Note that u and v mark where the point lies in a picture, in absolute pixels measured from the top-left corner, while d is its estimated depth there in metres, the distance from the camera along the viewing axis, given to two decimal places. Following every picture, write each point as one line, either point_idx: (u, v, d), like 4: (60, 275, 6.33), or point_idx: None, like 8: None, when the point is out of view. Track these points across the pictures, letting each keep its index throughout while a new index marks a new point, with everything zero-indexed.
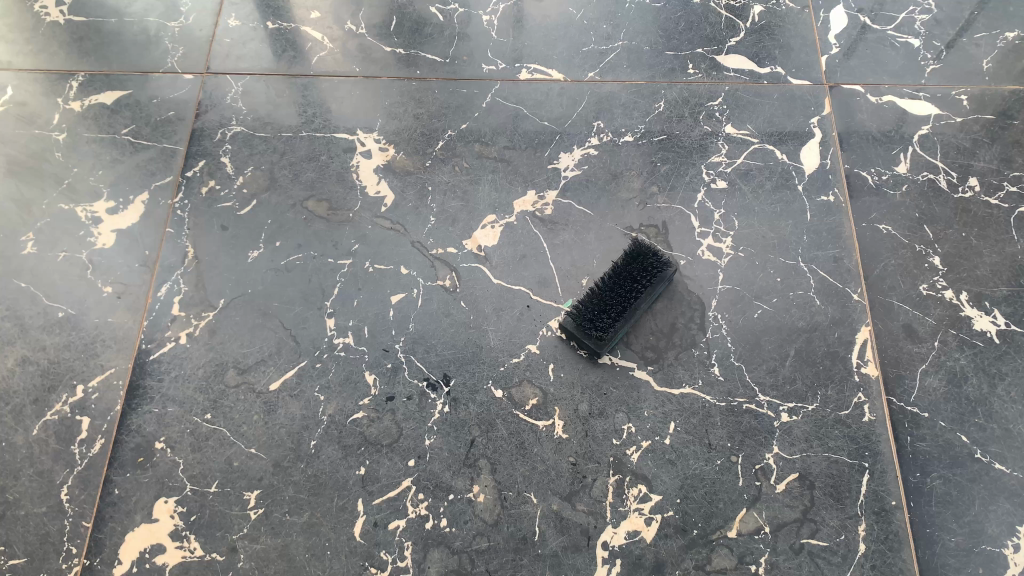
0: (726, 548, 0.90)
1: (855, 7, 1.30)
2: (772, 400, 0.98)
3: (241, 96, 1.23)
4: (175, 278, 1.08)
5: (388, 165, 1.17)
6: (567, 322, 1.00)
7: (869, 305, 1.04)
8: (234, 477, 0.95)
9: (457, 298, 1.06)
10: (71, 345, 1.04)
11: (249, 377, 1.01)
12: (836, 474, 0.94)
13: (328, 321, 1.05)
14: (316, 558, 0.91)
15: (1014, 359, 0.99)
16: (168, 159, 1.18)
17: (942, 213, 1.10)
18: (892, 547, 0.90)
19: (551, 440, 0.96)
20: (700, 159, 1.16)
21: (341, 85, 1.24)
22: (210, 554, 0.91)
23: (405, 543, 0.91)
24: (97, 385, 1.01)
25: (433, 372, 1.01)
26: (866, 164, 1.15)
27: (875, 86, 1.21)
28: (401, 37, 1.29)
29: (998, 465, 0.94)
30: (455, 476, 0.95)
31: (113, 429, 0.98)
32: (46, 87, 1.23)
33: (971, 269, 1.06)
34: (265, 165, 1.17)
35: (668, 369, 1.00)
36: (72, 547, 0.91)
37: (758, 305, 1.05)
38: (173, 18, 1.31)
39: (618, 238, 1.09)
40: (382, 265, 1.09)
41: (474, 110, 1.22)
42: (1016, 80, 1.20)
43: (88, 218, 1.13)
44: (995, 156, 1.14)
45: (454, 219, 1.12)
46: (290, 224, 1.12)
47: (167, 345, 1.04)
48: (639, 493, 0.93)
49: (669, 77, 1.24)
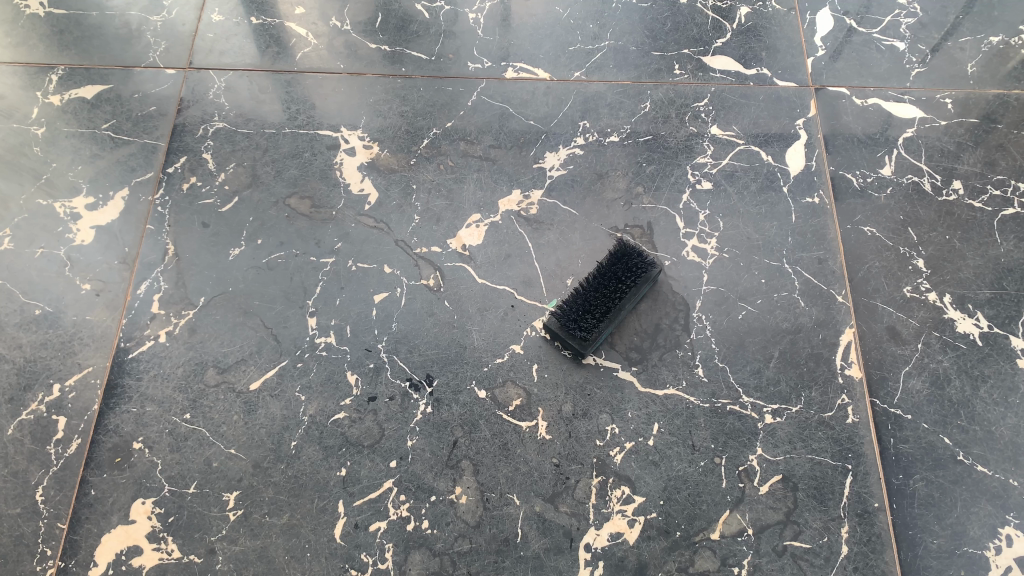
0: (709, 550, 0.90)
1: (841, 9, 1.30)
2: (756, 401, 0.98)
3: (224, 92, 1.22)
4: (155, 276, 1.06)
5: (373, 163, 1.16)
6: (551, 322, 0.99)
7: (854, 307, 1.04)
8: (213, 478, 0.94)
9: (441, 298, 1.05)
10: (47, 343, 1.02)
11: (229, 377, 1.00)
12: (819, 476, 0.94)
13: (310, 320, 1.04)
14: (295, 560, 0.89)
15: (997, 361, 1.00)
16: (149, 155, 1.16)
17: (926, 215, 1.10)
18: (874, 549, 0.89)
19: (535, 441, 0.96)
20: (685, 160, 1.16)
21: (325, 82, 1.23)
22: (188, 557, 0.89)
23: (386, 545, 0.90)
24: (73, 384, 0.99)
25: (416, 372, 1.00)
26: (851, 166, 1.15)
27: (861, 88, 1.22)
28: (387, 34, 1.28)
29: (979, 467, 0.94)
30: (437, 477, 0.94)
31: (89, 428, 0.96)
32: (25, 80, 1.22)
33: (955, 272, 1.06)
34: (247, 162, 1.16)
35: (652, 370, 1.00)
36: (47, 549, 0.90)
37: (743, 306, 1.04)
38: (155, 12, 1.29)
39: (603, 238, 1.09)
40: (365, 264, 1.08)
41: (459, 108, 1.21)
42: (1000, 84, 1.21)
43: (67, 214, 1.11)
44: (979, 159, 1.15)
45: (438, 218, 1.11)
46: (273, 222, 1.11)
47: (146, 344, 1.02)
48: (622, 494, 0.93)
49: (655, 77, 1.24)
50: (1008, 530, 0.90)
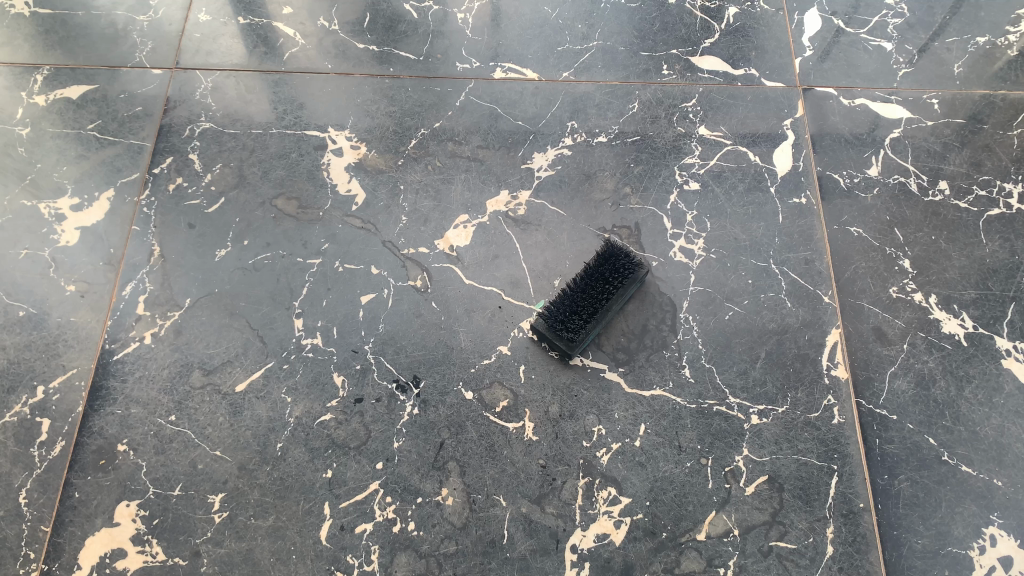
0: (695, 551, 0.90)
1: (829, 9, 1.30)
2: (743, 402, 0.98)
3: (211, 92, 1.21)
4: (140, 277, 1.06)
5: (360, 164, 1.16)
6: (539, 323, 0.99)
7: (840, 308, 1.04)
8: (198, 480, 0.93)
9: (428, 299, 1.05)
10: (31, 345, 1.02)
11: (214, 378, 1.00)
12: (805, 476, 0.94)
13: (296, 322, 1.03)
14: (281, 562, 0.89)
15: (982, 361, 1.00)
16: (135, 155, 1.16)
17: (912, 216, 1.11)
18: (859, 550, 0.90)
19: (521, 443, 0.96)
20: (674, 161, 1.16)
21: (314, 82, 1.23)
22: (172, 559, 0.89)
23: (372, 547, 0.90)
24: (58, 386, 0.99)
25: (403, 374, 1.00)
26: (838, 166, 1.15)
27: (848, 89, 1.22)
28: (375, 34, 1.28)
29: (964, 467, 0.94)
30: (424, 479, 0.93)
31: (74, 431, 0.96)
32: (10, 80, 1.21)
33: (941, 272, 1.06)
34: (234, 162, 1.15)
35: (638, 371, 1.00)
36: (31, 552, 0.90)
37: (729, 307, 1.04)
38: (141, 12, 1.28)
39: (590, 239, 1.09)
40: (353, 265, 1.07)
41: (448, 108, 1.21)
42: (987, 85, 1.21)
43: (52, 215, 1.11)
44: (965, 159, 1.15)
45: (426, 218, 1.11)
46: (259, 223, 1.10)
47: (131, 345, 1.01)
48: (609, 495, 0.93)
49: (643, 78, 1.24)
50: (992, 531, 0.90)
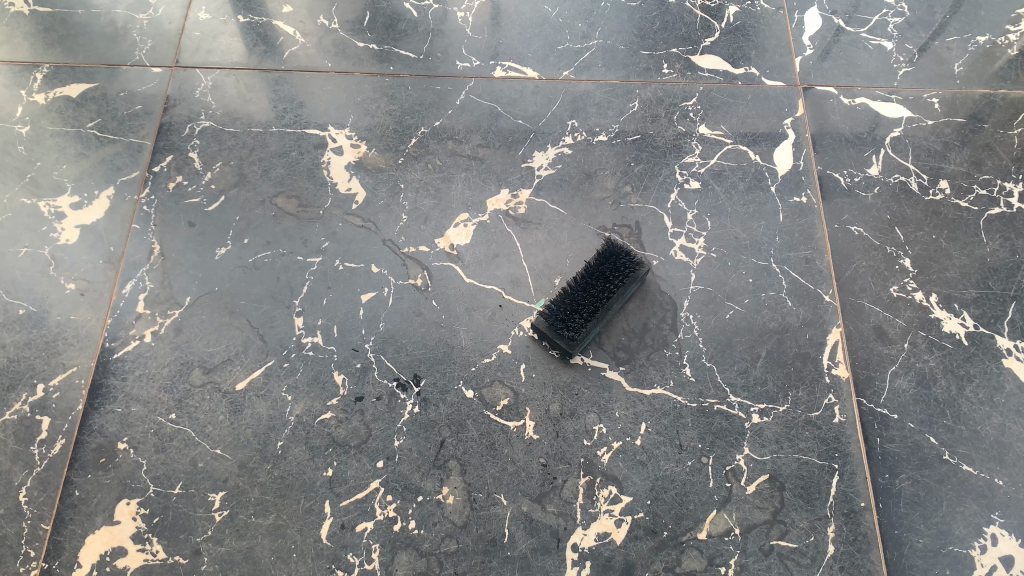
0: (696, 550, 0.90)
1: (829, 9, 1.30)
2: (744, 401, 0.98)
3: (211, 90, 1.21)
4: (140, 276, 1.06)
5: (360, 162, 1.15)
6: (540, 322, 0.99)
7: (841, 307, 1.04)
8: (198, 478, 0.93)
9: (428, 298, 1.05)
10: (31, 343, 1.01)
11: (214, 377, 0.99)
12: (806, 475, 0.94)
13: (296, 320, 1.03)
14: (281, 561, 0.89)
15: (983, 361, 1.00)
16: (135, 154, 1.15)
17: (913, 215, 1.11)
18: (860, 549, 0.90)
19: (521, 441, 0.95)
20: (674, 160, 1.16)
21: (314, 81, 1.22)
22: (172, 558, 0.89)
23: (372, 546, 0.90)
24: (57, 385, 0.98)
25: (403, 372, 1.00)
26: (838, 165, 1.15)
27: (848, 88, 1.22)
28: (375, 33, 1.28)
29: (965, 466, 0.94)
30: (424, 478, 0.93)
31: (74, 429, 0.95)
32: (10, 79, 1.21)
33: (941, 271, 1.06)
34: (234, 161, 1.15)
35: (639, 370, 1.00)
36: (31, 550, 0.89)
37: (730, 305, 1.04)
38: (141, 10, 1.28)
39: (591, 237, 1.09)
40: (353, 263, 1.07)
41: (448, 107, 1.21)
42: (987, 84, 1.21)
43: (51, 213, 1.10)
44: (965, 159, 1.15)
45: (426, 217, 1.11)
46: (259, 221, 1.10)
47: (131, 344, 1.01)
48: (610, 494, 0.93)
49: (644, 77, 1.24)
50: (993, 530, 0.90)
